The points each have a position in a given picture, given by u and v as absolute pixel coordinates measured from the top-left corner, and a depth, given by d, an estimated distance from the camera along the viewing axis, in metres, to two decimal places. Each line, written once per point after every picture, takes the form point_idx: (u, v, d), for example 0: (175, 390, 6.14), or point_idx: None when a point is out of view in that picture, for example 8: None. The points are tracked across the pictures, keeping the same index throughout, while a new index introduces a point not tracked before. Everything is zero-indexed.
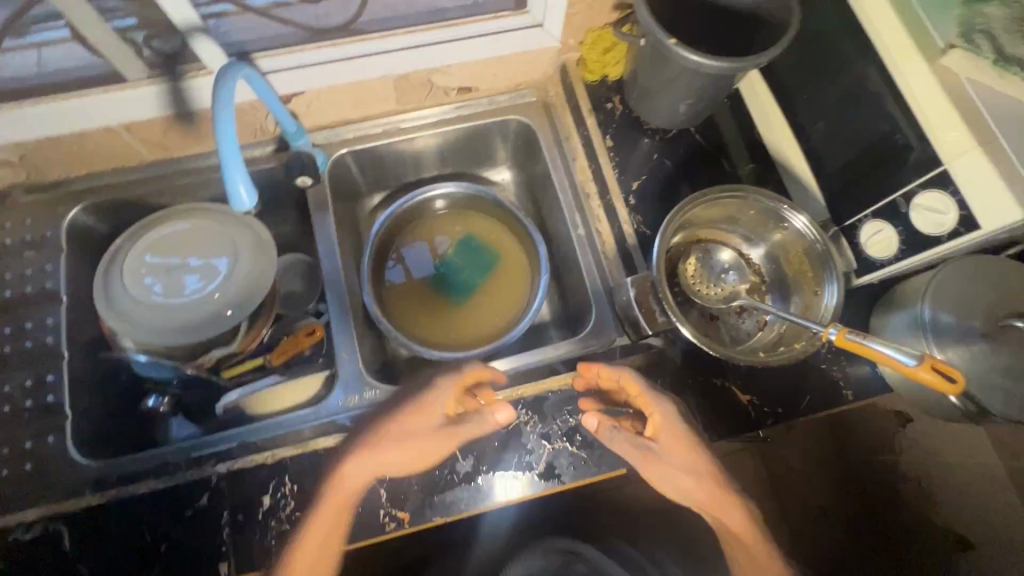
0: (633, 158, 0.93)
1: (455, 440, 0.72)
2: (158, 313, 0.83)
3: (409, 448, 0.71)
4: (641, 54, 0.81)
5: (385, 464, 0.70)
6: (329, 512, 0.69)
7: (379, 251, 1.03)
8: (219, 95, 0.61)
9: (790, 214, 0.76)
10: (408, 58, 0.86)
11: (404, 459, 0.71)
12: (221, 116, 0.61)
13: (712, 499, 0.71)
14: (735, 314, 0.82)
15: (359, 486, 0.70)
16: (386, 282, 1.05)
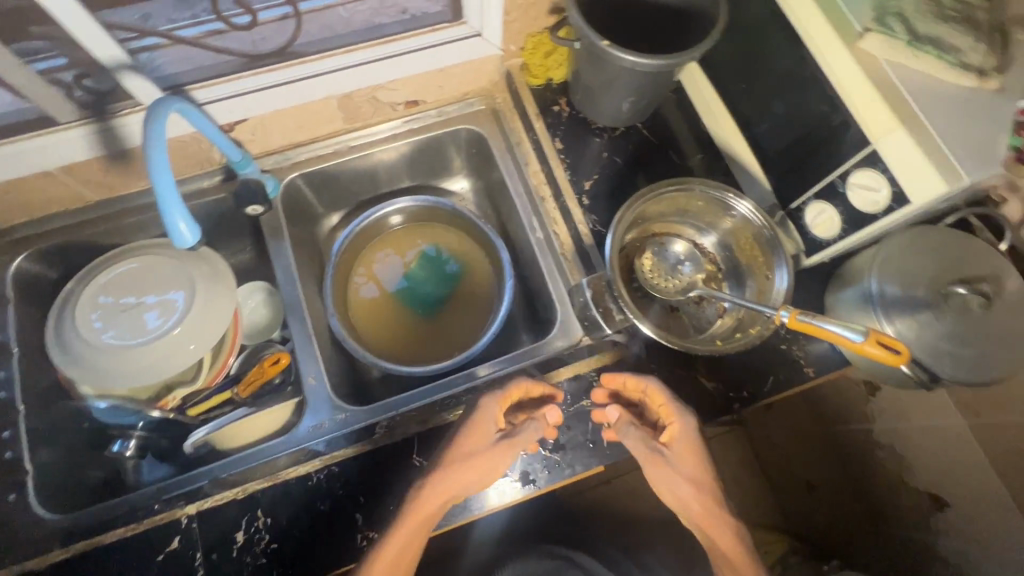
0: (584, 157, 0.93)
1: (514, 452, 0.72)
2: (115, 357, 0.81)
3: (482, 466, 0.70)
4: (579, 56, 0.82)
5: (459, 484, 0.70)
6: (407, 535, 0.68)
7: (346, 269, 1.03)
8: (152, 131, 0.61)
9: (734, 201, 0.78)
10: (349, 77, 0.85)
11: (475, 479, 0.71)
12: (154, 153, 0.60)
13: (705, 517, 0.70)
14: (694, 305, 0.83)
15: (439, 507, 0.70)
16: (355, 301, 1.04)
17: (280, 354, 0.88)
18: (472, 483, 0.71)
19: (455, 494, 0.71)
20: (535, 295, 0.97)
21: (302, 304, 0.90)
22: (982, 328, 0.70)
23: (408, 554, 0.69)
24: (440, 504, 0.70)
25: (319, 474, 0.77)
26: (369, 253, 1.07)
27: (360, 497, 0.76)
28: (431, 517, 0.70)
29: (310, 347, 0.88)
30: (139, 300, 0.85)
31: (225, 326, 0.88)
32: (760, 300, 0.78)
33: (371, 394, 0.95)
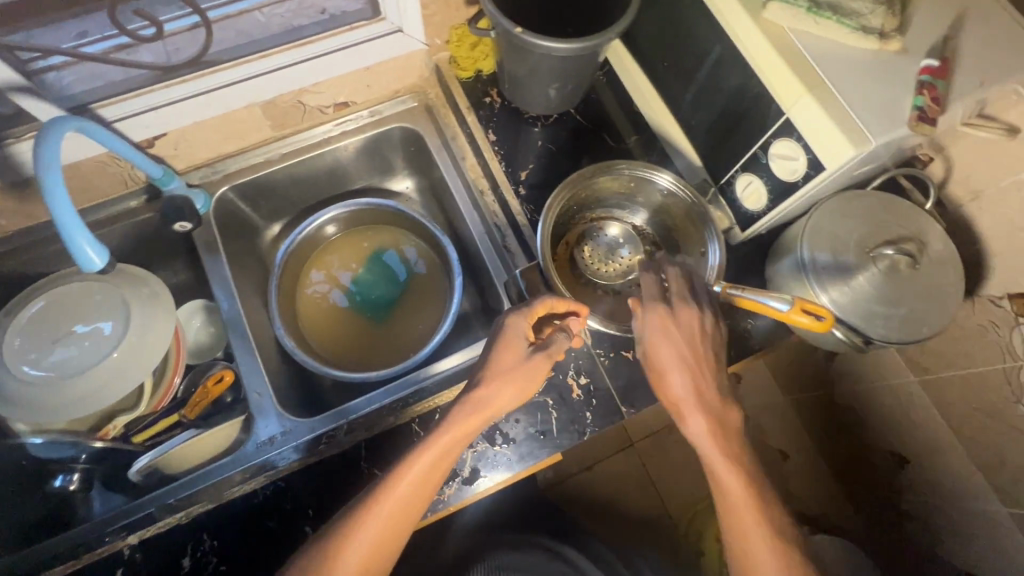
0: (520, 148, 0.93)
1: (547, 366, 0.68)
2: (47, 390, 0.79)
3: (516, 387, 0.65)
4: (500, 46, 0.81)
5: (490, 408, 0.65)
6: (419, 478, 0.62)
7: (298, 271, 1.02)
8: (42, 151, 0.58)
9: (654, 176, 0.79)
10: (269, 82, 0.83)
11: (510, 401, 0.66)
12: (48, 174, 0.58)
13: (715, 466, 0.63)
14: (637, 286, 0.84)
15: (455, 451, 0.64)
16: (311, 301, 1.03)
17: (223, 372, 0.86)
18: (505, 406, 0.66)
19: (485, 420, 0.65)
20: (484, 290, 0.96)
21: (243, 319, 0.88)
22: (910, 286, 0.71)
23: (416, 504, 0.63)
24: (457, 447, 0.64)
25: (265, 490, 0.75)
26: (314, 261, 1.05)
27: (309, 510, 0.74)
28: (448, 459, 0.64)
29: (254, 361, 0.86)
30: (72, 329, 0.82)
31: (165, 349, 0.86)
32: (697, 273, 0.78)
33: (326, 403, 0.94)
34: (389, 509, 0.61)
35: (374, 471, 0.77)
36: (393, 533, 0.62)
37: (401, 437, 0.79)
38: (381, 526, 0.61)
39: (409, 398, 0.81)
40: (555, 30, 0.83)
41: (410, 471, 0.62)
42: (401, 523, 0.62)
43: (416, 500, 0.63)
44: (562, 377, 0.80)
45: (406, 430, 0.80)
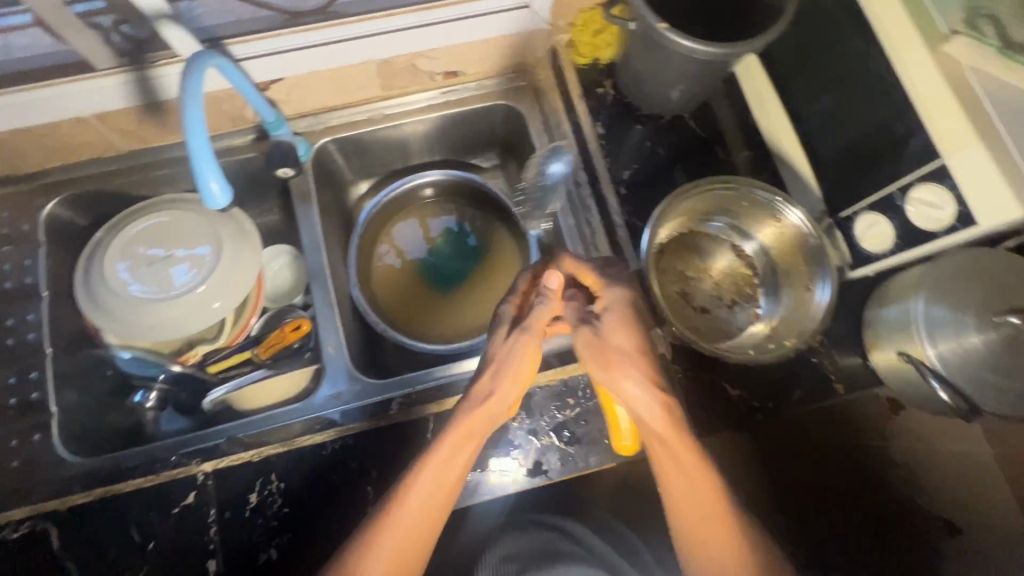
0: (625, 144, 0.89)
1: (535, 347, 0.70)
2: (140, 311, 0.82)
3: (506, 372, 0.69)
4: (631, 38, 0.78)
5: (493, 397, 0.68)
6: (434, 476, 0.66)
7: (375, 228, 1.02)
8: (188, 82, 0.60)
9: (785, 208, 0.75)
10: (389, 41, 0.82)
11: (508, 391, 0.69)
12: (187, 108, 0.60)
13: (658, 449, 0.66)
14: (726, 309, 0.80)
15: (466, 449, 0.67)
16: (378, 260, 1.02)
17: (299, 320, 0.88)
18: (508, 394, 0.69)
19: (492, 413, 0.69)
20: None
21: (326, 273, 0.89)
22: None
23: (440, 501, 0.66)
24: (467, 444, 0.67)
25: (333, 445, 0.75)
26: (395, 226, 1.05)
27: (372, 470, 0.74)
28: (462, 451, 0.67)
29: (333, 314, 0.87)
30: (166, 256, 0.86)
31: (248, 288, 0.89)
32: (801, 308, 0.75)
33: (388, 366, 0.94)
34: (411, 509, 0.64)
35: None
36: (419, 528, 0.64)
37: None
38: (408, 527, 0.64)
39: None
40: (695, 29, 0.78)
41: (424, 470, 0.66)
42: (427, 519, 0.65)
43: (437, 496, 0.66)
44: None
45: None
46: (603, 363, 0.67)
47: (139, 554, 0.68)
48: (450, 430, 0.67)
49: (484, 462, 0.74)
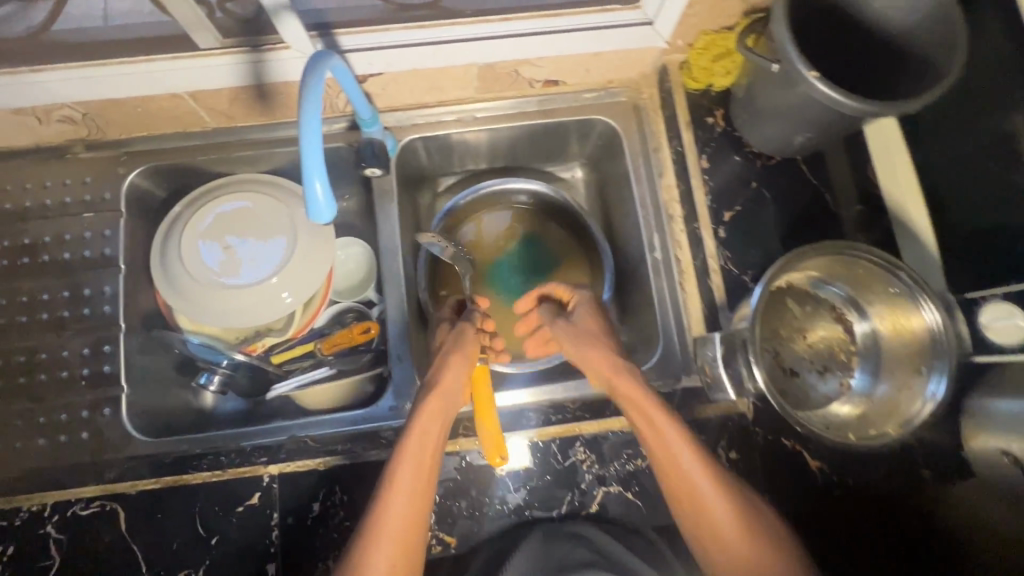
0: (728, 182, 0.83)
1: (471, 340, 0.77)
2: (214, 295, 0.82)
3: (452, 357, 0.73)
4: (764, 75, 0.72)
5: (448, 383, 0.70)
6: (414, 459, 0.63)
7: (454, 223, 0.98)
8: (309, 91, 0.59)
9: (922, 303, 0.67)
10: (498, 46, 0.77)
11: (459, 371, 0.72)
12: (308, 114, 0.59)
13: (651, 431, 0.64)
14: (815, 375, 0.76)
15: (432, 428, 0.66)
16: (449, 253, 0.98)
17: (370, 325, 0.87)
18: (460, 376, 0.72)
19: (450, 391, 0.70)
20: (636, 315, 0.90)
21: (401, 277, 0.87)
22: None
23: (425, 480, 0.63)
24: (433, 425, 0.66)
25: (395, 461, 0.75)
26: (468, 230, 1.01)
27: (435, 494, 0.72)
28: (431, 430, 0.66)
29: (401, 322, 0.84)
30: (239, 241, 0.84)
31: (318, 284, 0.86)
32: (896, 406, 0.69)
33: None
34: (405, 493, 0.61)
35: (505, 476, 0.73)
36: (412, 506, 0.60)
37: (537, 451, 0.74)
38: (405, 507, 0.60)
39: (549, 410, 0.76)
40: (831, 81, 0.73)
41: (405, 454, 0.63)
42: (419, 496, 0.62)
43: (423, 475, 0.63)
44: (711, 445, 0.75)
45: (544, 447, 0.74)
46: (601, 371, 0.71)
47: (204, 547, 0.70)
48: (420, 412, 0.67)
49: (546, 501, 0.72)
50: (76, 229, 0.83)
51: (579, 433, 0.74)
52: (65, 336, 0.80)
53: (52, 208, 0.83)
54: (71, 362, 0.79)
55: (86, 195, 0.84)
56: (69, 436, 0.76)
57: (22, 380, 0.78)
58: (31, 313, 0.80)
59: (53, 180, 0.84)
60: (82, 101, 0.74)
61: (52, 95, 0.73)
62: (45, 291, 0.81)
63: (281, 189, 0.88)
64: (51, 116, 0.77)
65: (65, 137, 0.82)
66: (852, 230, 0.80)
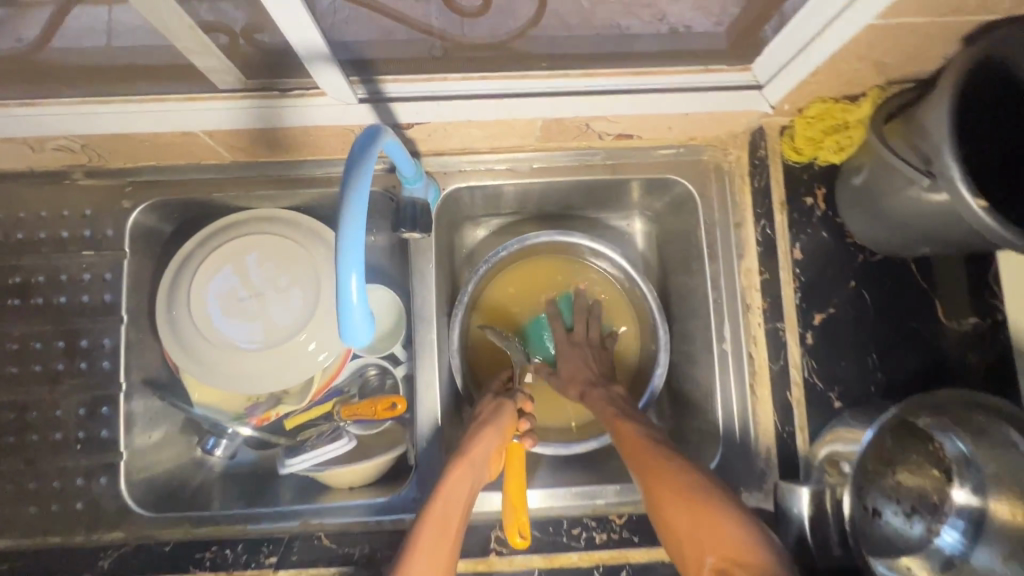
0: (822, 276, 0.71)
1: (512, 410, 0.70)
2: (228, 358, 0.74)
3: (490, 426, 0.67)
4: (896, 174, 0.59)
5: (482, 449, 0.64)
6: (442, 514, 0.56)
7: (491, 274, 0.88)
8: (352, 203, 0.47)
9: None
10: (571, 103, 0.64)
11: (492, 440, 0.65)
12: (348, 234, 0.47)
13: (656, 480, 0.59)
14: (901, 524, 0.66)
15: (462, 488, 0.60)
16: (480, 304, 0.88)
17: (397, 399, 0.77)
18: (494, 448, 0.65)
19: (483, 456, 0.64)
20: (692, 406, 0.80)
21: (435, 347, 0.77)
22: None
23: (450, 538, 0.55)
24: (461, 485, 0.60)
25: None
26: (510, 285, 0.89)
27: None
28: (460, 489, 0.60)
29: (434, 401, 0.76)
30: (261, 292, 0.75)
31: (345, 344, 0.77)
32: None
33: None
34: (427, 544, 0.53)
35: None
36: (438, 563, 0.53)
37: None
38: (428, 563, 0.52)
39: (592, 524, 0.68)
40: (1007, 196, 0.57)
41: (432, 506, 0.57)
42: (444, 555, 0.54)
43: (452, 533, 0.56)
44: None
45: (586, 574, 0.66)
46: (628, 438, 0.65)
47: None
48: (450, 470, 0.61)
49: None
50: (74, 269, 0.74)
51: (627, 562, 0.66)
52: (59, 392, 0.72)
53: (48, 242, 0.74)
54: (66, 423, 0.71)
55: (86, 230, 0.74)
56: (63, 506, 0.69)
57: (12, 439, 0.71)
58: (21, 363, 0.72)
59: (50, 210, 0.74)
60: (80, 136, 0.63)
61: (45, 127, 0.62)
62: (38, 339, 0.72)
63: (304, 236, 0.77)
64: (45, 146, 0.66)
65: (63, 163, 0.71)
66: (963, 350, 0.69)
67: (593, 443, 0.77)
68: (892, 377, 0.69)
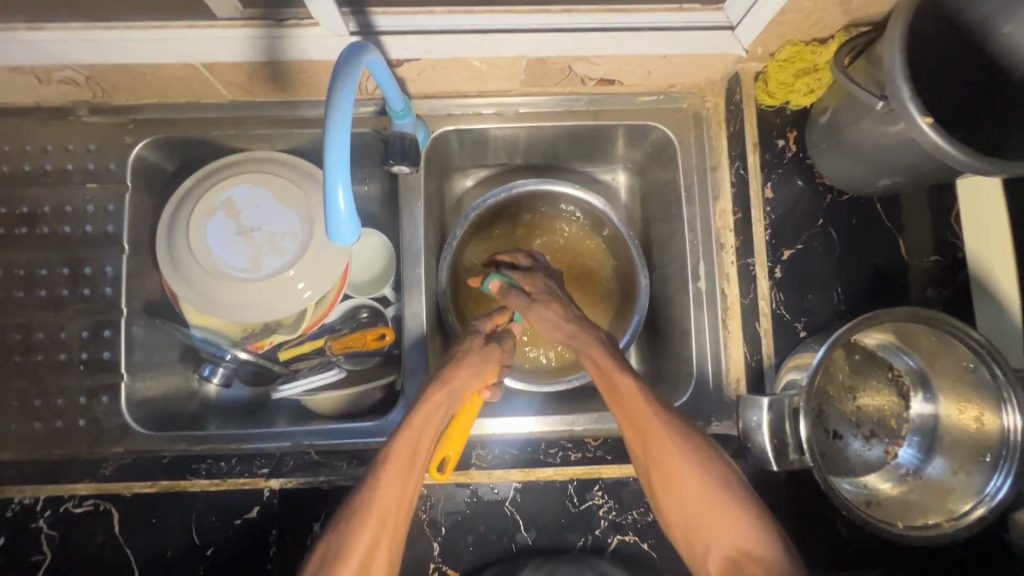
0: (792, 214, 0.75)
1: (496, 357, 0.70)
2: (224, 286, 0.76)
3: (474, 360, 0.67)
4: (861, 106, 0.62)
5: (459, 383, 0.65)
6: (410, 445, 0.59)
7: (480, 223, 0.89)
8: (337, 105, 0.50)
9: (1006, 407, 0.60)
10: (552, 41, 0.68)
11: (471, 376, 0.66)
12: (334, 132, 0.50)
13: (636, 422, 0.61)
14: (860, 440, 0.69)
15: (435, 418, 0.62)
16: (468, 252, 0.89)
17: (384, 330, 0.81)
18: (471, 386, 0.66)
19: (453, 394, 0.64)
20: (668, 345, 0.84)
21: (423, 283, 0.80)
22: None
23: (420, 461, 0.59)
24: (435, 412, 0.62)
25: None
26: (524, 215, 0.91)
27: (442, 526, 0.69)
28: (431, 424, 0.62)
29: (422, 334, 0.79)
30: (253, 226, 0.76)
31: (335, 279, 0.80)
32: (942, 499, 0.63)
33: None
34: (388, 475, 0.57)
35: (516, 516, 0.69)
36: (405, 484, 0.57)
37: (551, 492, 0.70)
38: (388, 495, 0.56)
39: (568, 445, 0.72)
40: (965, 121, 0.59)
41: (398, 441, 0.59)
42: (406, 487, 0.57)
43: (417, 463, 0.59)
44: None
45: (561, 487, 0.70)
46: (603, 370, 0.66)
47: (198, 557, 0.67)
48: (423, 401, 0.63)
49: (557, 543, 0.69)
50: (78, 201, 0.77)
51: (599, 478, 0.70)
52: (63, 317, 0.76)
53: (52, 174, 0.77)
54: (70, 344, 0.75)
55: (89, 163, 0.77)
56: (67, 422, 0.73)
57: (18, 359, 0.75)
58: (28, 288, 0.76)
59: (54, 144, 0.77)
60: (86, 65, 0.67)
61: (53, 55, 0.65)
62: (44, 266, 0.76)
63: (300, 172, 0.79)
64: (51, 77, 0.69)
65: (67, 98, 0.75)
66: (923, 284, 0.72)
67: (574, 380, 0.79)
68: (855, 309, 0.73)
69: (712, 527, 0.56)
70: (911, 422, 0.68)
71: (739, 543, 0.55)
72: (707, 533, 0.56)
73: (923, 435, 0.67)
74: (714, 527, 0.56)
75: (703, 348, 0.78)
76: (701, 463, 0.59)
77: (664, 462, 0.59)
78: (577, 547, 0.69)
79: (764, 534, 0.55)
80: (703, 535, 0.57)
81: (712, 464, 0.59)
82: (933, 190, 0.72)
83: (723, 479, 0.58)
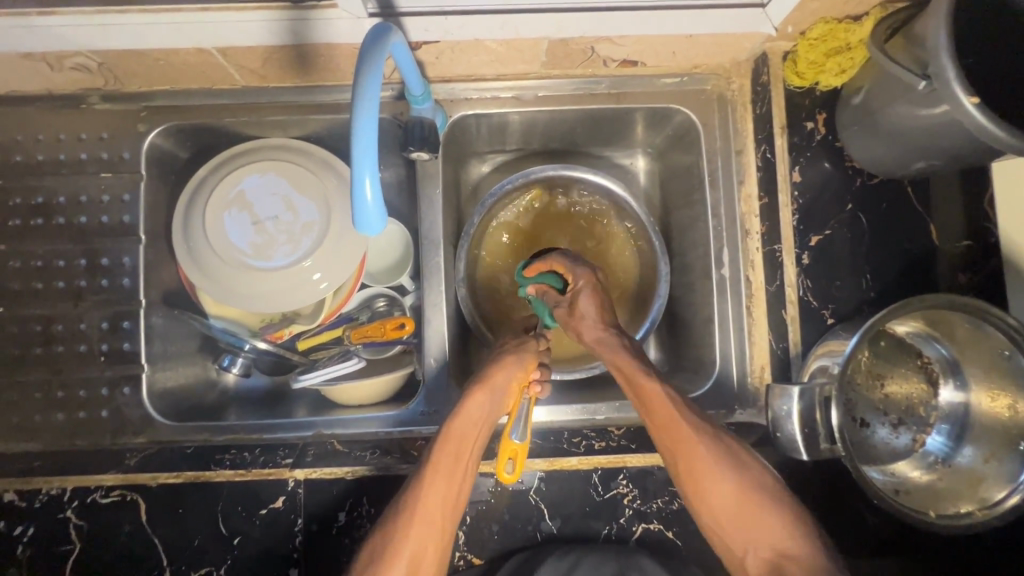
0: (820, 199, 0.73)
1: (531, 352, 0.71)
2: (242, 278, 0.75)
3: (510, 357, 0.68)
4: (900, 85, 0.59)
5: (493, 385, 0.64)
6: (444, 481, 0.58)
7: (496, 207, 0.87)
8: (364, 90, 0.48)
9: None
10: (575, 21, 0.65)
11: (507, 375, 0.66)
12: (361, 118, 0.48)
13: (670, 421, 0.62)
14: (887, 429, 0.68)
15: (478, 419, 0.63)
16: (485, 235, 0.88)
17: (404, 321, 0.80)
18: (512, 379, 0.66)
19: (480, 421, 0.63)
20: (689, 333, 0.83)
21: (442, 272, 0.79)
22: None
23: (462, 466, 0.60)
24: (478, 414, 0.63)
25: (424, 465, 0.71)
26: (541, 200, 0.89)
27: (466, 516, 0.69)
28: (464, 456, 0.61)
29: (441, 324, 0.78)
30: (267, 216, 0.75)
31: (352, 269, 0.78)
32: (973, 487, 0.63)
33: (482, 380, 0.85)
34: (421, 509, 0.57)
35: (541, 505, 0.69)
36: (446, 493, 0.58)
37: (576, 481, 0.69)
38: (422, 539, 0.56)
39: (592, 434, 0.72)
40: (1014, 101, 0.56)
41: (426, 485, 0.58)
42: (439, 526, 0.58)
43: (455, 475, 0.59)
44: None
45: (585, 476, 0.69)
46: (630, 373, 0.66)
47: (224, 546, 0.68)
48: (466, 401, 0.63)
49: (582, 531, 0.69)
50: (92, 190, 0.76)
51: (623, 466, 0.70)
52: (81, 308, 0.75)
53: (66, 164, 0.76)
54: (90, 336, 0.75)
55: (103, 152, 0.76)
56: (89, 413, 0.74)
57: (39, 351, 0.75)
58: (46, 279, 0.75)
59: (67, 133, 0.76)
60: (98, 51, 0.65)
61: (62, 40, 0.63)
62: (61, 257, 0.76)
63: (315, 159, 0.78)
64: (63, 64, 0.68)
65: (79, 86, 0.73)
66: (954, 269, 0.71)
67: (594, 368, 0.79)
68: (884, 297, 0.71)
69: (750, 524, 0.58)
70: (938, 412, 0.67)
71: (748, 521, 0.58)
72: (743, 536, 0.58)
73: (954, 424, 0.66)
74: (753, 527, 0.58)
75: (725, 335, 0.77)
76: (738, 470, 0.60)
77: (695, 463, 0.60)
78: (601, 534, 0.69)
79: (802, 535, 0.56)
80: (741, 537, 0.58)
81: (751, 472, 0.60)
82: (967, 171, 0.70)
83: (763, 488, 0.60)
